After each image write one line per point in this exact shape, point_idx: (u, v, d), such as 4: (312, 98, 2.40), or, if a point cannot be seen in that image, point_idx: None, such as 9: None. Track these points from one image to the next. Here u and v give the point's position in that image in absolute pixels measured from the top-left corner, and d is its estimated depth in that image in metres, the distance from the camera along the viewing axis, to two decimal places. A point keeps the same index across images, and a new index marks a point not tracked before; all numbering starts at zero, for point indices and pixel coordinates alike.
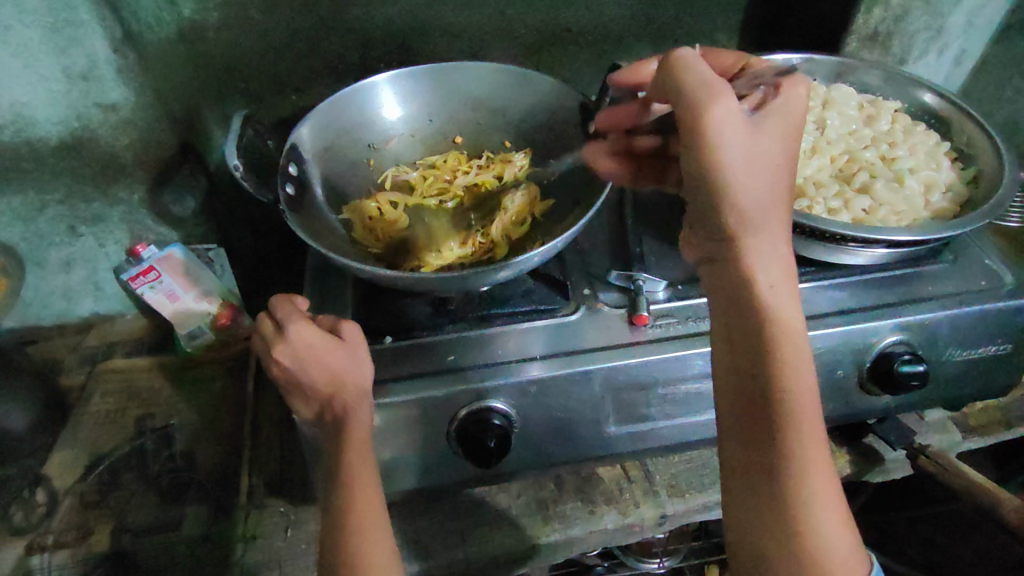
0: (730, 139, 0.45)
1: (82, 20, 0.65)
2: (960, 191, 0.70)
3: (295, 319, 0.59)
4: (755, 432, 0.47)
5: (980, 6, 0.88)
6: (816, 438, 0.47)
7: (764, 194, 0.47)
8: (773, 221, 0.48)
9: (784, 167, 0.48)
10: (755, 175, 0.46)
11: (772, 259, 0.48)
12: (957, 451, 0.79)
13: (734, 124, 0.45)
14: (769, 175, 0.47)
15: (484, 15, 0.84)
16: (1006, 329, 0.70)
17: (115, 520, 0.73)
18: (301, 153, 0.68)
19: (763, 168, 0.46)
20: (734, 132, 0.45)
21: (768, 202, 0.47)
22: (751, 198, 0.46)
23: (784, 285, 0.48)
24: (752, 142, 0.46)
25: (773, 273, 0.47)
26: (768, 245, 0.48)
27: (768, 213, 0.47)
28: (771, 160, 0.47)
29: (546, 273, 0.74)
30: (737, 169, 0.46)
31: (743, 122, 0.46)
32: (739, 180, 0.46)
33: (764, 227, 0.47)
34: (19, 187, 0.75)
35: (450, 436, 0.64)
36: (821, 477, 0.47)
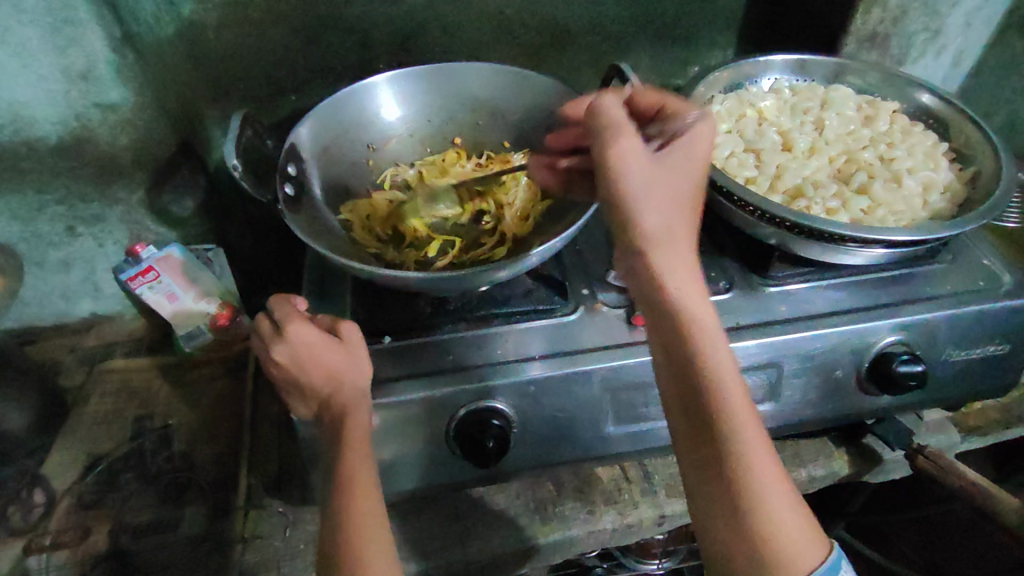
0: (631, 171, 0.51)
1: (80, 18, 0.66)
2: (958, 191, 0.70)
3: (293, 318, 0.59)
4: (691, 429, 0.51)
5: (977, 7, 0.88)
6: (746, 427, 0.50)
7: (668, 214, 0.52)
8: (680, 237, 0.53)
9: (687, 189, 0.53)
10: (657, 199, 0.52)
11: (683, 270, 0.52)
12: (956, 451, 0.79)
13: (632, 155, 0.51)
14: (671, 197, 0.52)
15: (482, 16, 0.85)
16: (1004, 329, 0.70)
17: (114, 520, 0.72)
18: (300, 153, 0.68)
19: (665, 194, 0.52)
20: (634, 164, 0.51)
21: (674, 221, 0.52)
22: (657, 219, 0.52)
23: (698, 291, 0.52)
24: (653, 172, 0.52)
25: (684, 281, 0.52)
26: (681, 257, 0.52)
27: (675, 230, 0.52)
28: (672, 184, 0.52)
29: (545, 273, 0.74)
30: (642, 195, 0.51)
31: (642, 155, 0.52)
32: (641, 203, 0.51)
33: (672, 242, 0.52)
34: (18, 187, 0.74)
35: (448, 436, 0.64)
36: (763, 463, 0.49)
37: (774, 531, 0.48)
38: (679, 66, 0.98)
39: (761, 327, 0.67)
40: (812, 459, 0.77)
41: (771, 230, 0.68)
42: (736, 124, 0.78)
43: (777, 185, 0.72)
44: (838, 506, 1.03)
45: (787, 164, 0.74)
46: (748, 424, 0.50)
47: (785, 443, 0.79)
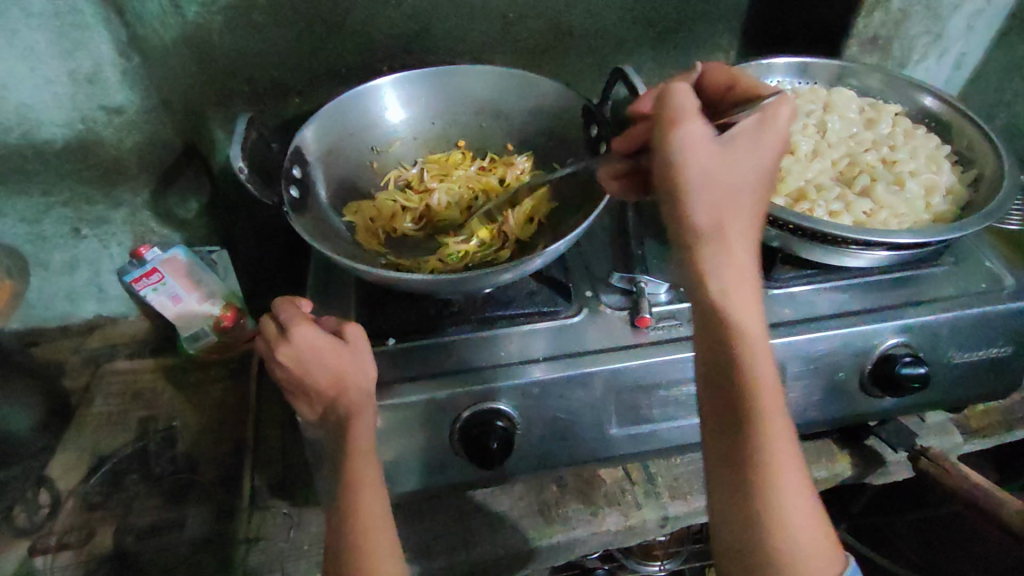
0: (695, 162, 0.48)
1: (86, 22, 0.67)
2: (960, 194, 0.71)
3: (297, 320, 0.59)
4: (724, 430, 0.51)
5: (979, 10, 0.88)
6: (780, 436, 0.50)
7: (727, 213, 0.50)
8: (736, 237, 0.50)
9: (750, 187, 0.50)
10: (717, 195, 0.49)
11: (735, 272, 0.50)
12: (958, 453, 0.79)
13: (697, 144, 0.48)
14: (732, 195, 0.49)
15: (486, 19, 0.85)
16: (1005, 332, 0.71)
17: (118, 521, 0.73)
18: (304, 156, 0.68)
19: (725, 190, 0.49)
20: (700, 154, 0.48)
21: (732, 220, 0.50)
22: (711, 214, 0.49)
23: (749, 296, 0.51)
24: (718, 164, 0.49)
25: (736, 285, 0.50)
26: (734, 259, 0.50)
27: (730, 230, 0.50)
28: (735, 180, 0.49)
29: (548, 275, 0.74)
30: (702, 190, 0.49)
31: (708, 144, 0.49)
32: (697, 196, 0.49)
33: (725, 244, 0.50)
34: (24, 189, 0.75)
35: (452, 437, 0.64)
36: (788, 471, 0.50)
37: (789, 533, 0.49)
38: (681, 69, 0.98)
39: (764, 329, 0.68)
40: (814, 461, 0.77)
41: (774, 233, 0.68)
42: None
43: (780, 187, 0.72)
44: (838, 508, 1.03)
45: (790, 167, 0.74)
46: (781, 432, 0.50)
47: None
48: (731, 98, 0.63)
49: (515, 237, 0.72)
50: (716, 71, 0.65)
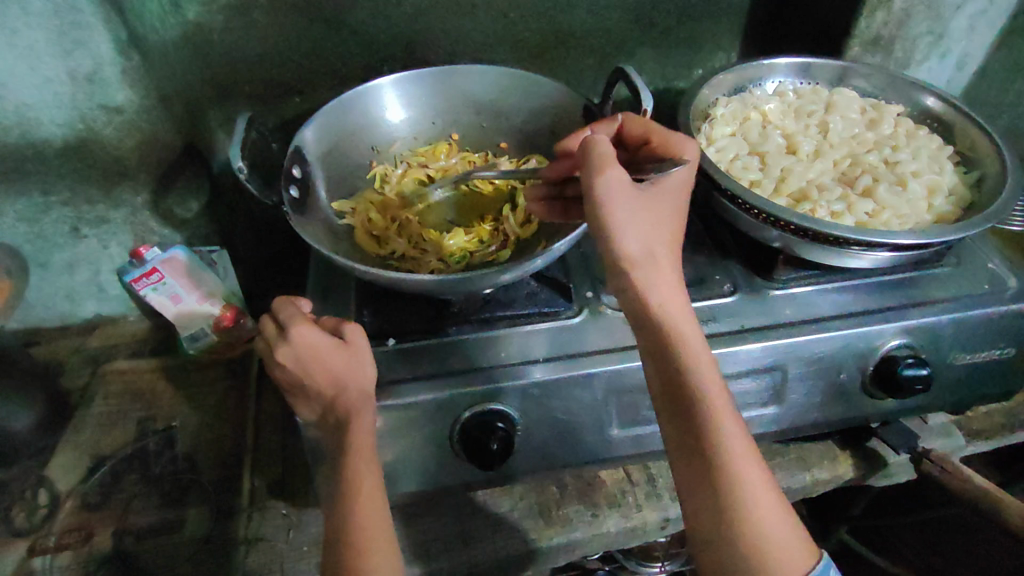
0: (617, 200, 0.51)
1: (87, 21, 0.65)
2: (963, 195, 0.70)
3: (298, 320, 0.59)
4: (681, 443, 0.52)
5: (982, 11, 0.88)
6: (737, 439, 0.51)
7: (654, 237, 0.53)
8: (664, 260, 0.53)
9: (669, 219, 0.54)
10: (641, 225, 0.52)
11: (668, 291, 0.53)
12: (960, 454, 0.79)
13: (617, 187, 0.51)
14: (653, 227, 0.53)
15: (487, 19, 0.85)
16: (1008, 333, 0.70)
17: (117, 522, 0.72)
18: (305, 156, 0.68)
19: (649, 219, 0.53)
20: (617, 197, 0.51)
21: (659, 244, 0.53)
22: (638, 243, 0.52)
23: (683, 308, 0.53)
24: (636, 202, 0.52)
25: (671, 302, 0.53)
26: (668, 280, 0.53)
27: (659, 251, 0.53)
28: (654, 214, 0.53)
29: (548, 275, 0.74)
30: (626, 222, 0.52)
31: (625, 188, 0.52)
32: (621, 228, 0.52)
33: (656, 261, 0.53)
34: (23, 189, 0.74)
35: (452, 438, 0.64)
36: (750, 471, 0.50)
37: (761, 536, 0.49)
38: (683, 69, 0.98)
39: (765, 330, 0.67)
40: (816, 463, 0.77)
41: (776, 233, 0.67)
42: (740, 127, 0.78)
43: (782, 188, 0.72)
44: (841, 510, 1.03)
45: (792, 168, 0.74)
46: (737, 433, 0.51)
47: (788, 446, 0.78)
48: (645, 152, 0.59)
49: (516, 237, 0.72)
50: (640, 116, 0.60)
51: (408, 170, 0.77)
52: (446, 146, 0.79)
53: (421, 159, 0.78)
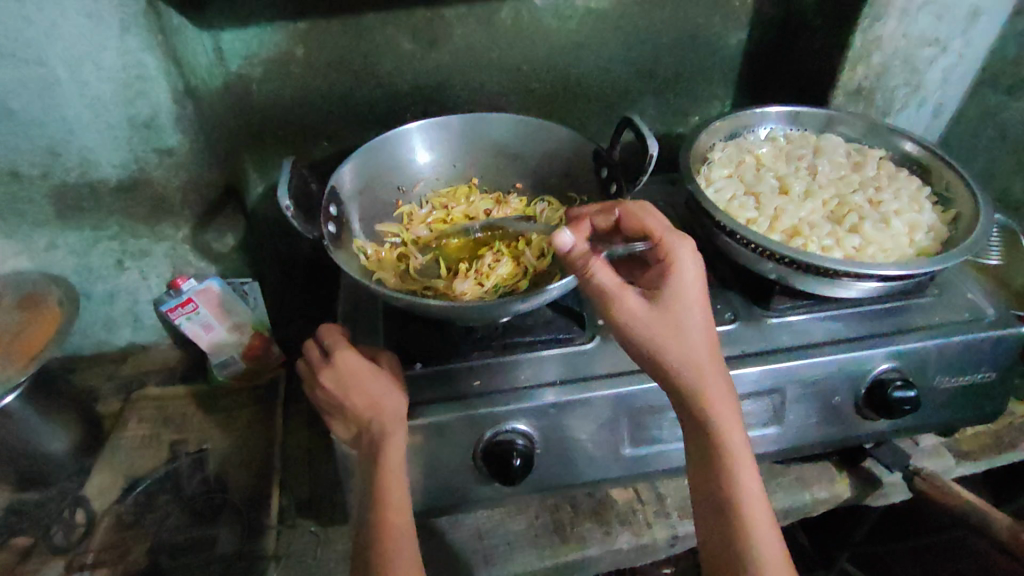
0: (642, 322, 0.58)
1: (151, 75, 0.70)
2: (941, 230, 0.77)
3: (340, 347, 0.66)
4: (713, 524, 0.61)
5: (953, 64, 0.96)
6: (761, 520, 0.60)
7: (692, 349, 0.59)
8: (709, 369, 0.60)
9: (700, 334, 0.60)
10: (682, 338, 0.59)
11: (716, 393, 0.60)
12: (951, 475, 0.84)
13: (637, 319, 0.58)
14: (688, 343, 0.59)
15: (502, 72, 0.94)
16: (989, 358, 0.76)
17: (151, 539, 0.76)
18: (340, 195, 0.74)
19: (679, 330, 0.59)
20: (636, 324, 0.58)
21: (701, 351, 0.59)
22: (680, 356, 0.59)
23: (727, 413, 0.60)
24: (660, 325, 0.58)
25: (718, 402, 0.60)
26: (714, 383, 0.60)
27: (698, 361, 0.59)
28: (687, 331, 0.59)
29: (562, 305, 0.80)
30: (661, 335, 0.58)
31: (643, 318, 0.58)
32: (659, 347, 0.58)
33: (698, 369, 0.59)
34: (77, 224, 0.79)
35: (476, 456, 0.69)
36: (773, 559, 0.58)
37: None
38: (680, 115, 1.07)
39: (764, 356, 0.73)
40: (815, 483, 0.81)
41: (772, 265, 0.73)
42: (736, 169, 0.85)
43: (776, 225, 0.78)
44: (842, 535, 1.07)
45: (784, 206, 0.80)
46: (762, 518, 0.60)
47: (788, 467, 0.83)
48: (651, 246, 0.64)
49: (533, 269, 0.77)
50: (640, 205, 0.64)
51: (432, 211, 0.83)
52: (465, 188, 0.85)
53: (443, 198, 0.84)
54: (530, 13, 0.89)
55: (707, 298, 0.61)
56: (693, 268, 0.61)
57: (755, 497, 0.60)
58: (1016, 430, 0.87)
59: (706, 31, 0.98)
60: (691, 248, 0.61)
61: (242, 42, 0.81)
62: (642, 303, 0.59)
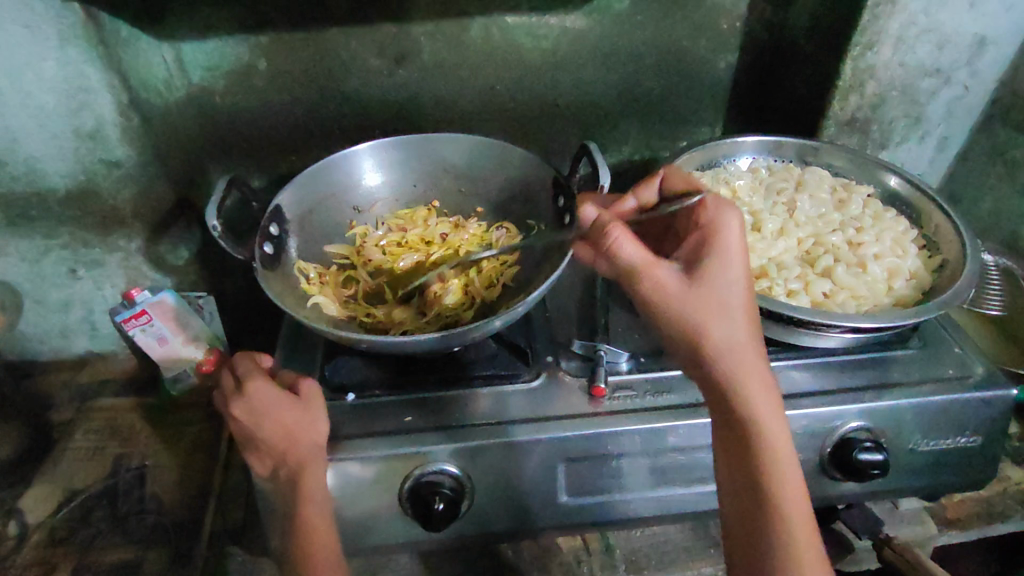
0: (677, 293, 0.54)
1: (92, 86, 0.69)
2: (923, 278, 0.71)
3: (254, 375, 0.64)
4: (739, 509, 0.55)
5: (958, 96, 0.89)
6: (795, 506, 0.54)
7: (727, 321, 0.55)
8: (743, 344, 0.55)
9: (738, 306, 0.55)
10: (720, 311, 0.54)
11: (750, 369, 0.55)
12: (932, 544, 0.76)
13: (671, 286, 0.54)
14: (725, 313, 0.54)
15: (474, 90, 0.91)
16: (973, 420, 0.69)
17: (77, 558, 0.74)
18: (283, 215, 0.72)
19: (724, 304, 0.54)
20: (671, 291, 0.54)
21: (741, 331, 0.55)
22: (716, 327, 0.54)
23: (762, 392, 0.55)
24: (696, 295, 0.54)
25: (752, 380, 0.55)
26: (748, 359, 0.55)
27: (741, 339, 0.55)
28: (726, 300, 0.54)
29: (511, 338, 0.76)
30: (703, 309, 0.54)
31: (678, 286, 0.54)
32: (694, 318, 0.54)
33: (736, 345, 0.55)
34: (28, 232, 0.79)
35: (400, 496, 0.65)
36: (806, 545, 0.53)
37: None
38: (667, 140, 1.02)
39: None
40: None
41: None
42: None
43: None
44: None
45: (754, 245, 0.75)
46: (797, 502, 0.55)
47: None
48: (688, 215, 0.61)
49: (481, 299, 0.73)
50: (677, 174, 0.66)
51: (387, 232, 0.80)
52: (423, 211, 0.81)
53: (399, 220, 0.81)
54: (501, 30, 0.86)
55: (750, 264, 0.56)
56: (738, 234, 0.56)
57: (789, 483, 0.55)
58: (1010, 497, 0.79)
59: (692, 54, 0.94)
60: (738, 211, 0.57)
61: (205, 55, 0.80)
62: (675, 271, 0.55)
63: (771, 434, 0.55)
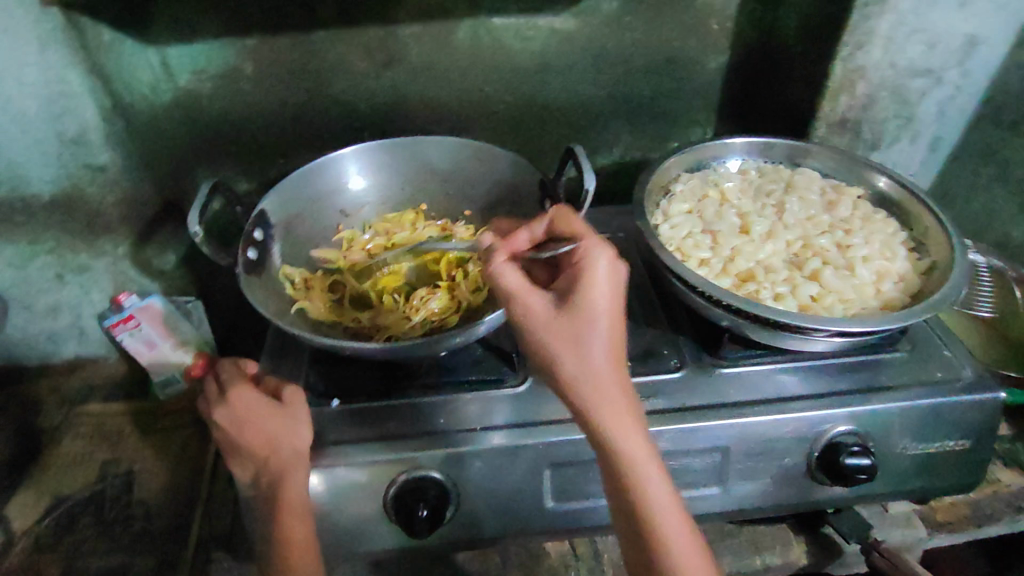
0: (537, 329, 0.51)
1: (74, 90, 0.71)
2: (912, 281, 0.70)
3: (237, 383, 0.64)
4: (628, 536, 0.54)
5: (949, 96, 0.89)
6: (680, 539, 0.53)
7: (590, 357, 0.51)
8: (609, 380, 0.51)
9: (601, 343, 0.51)
10: (581, 349, 0.51)
11: (615, 407, 0.52)
12: (922, 547, 0.76)
13: (533, 321, 0.52)
14: (583, 352, 0.51)
15: (463, 93, 0.90)
16: (962, 424, 0.69)
17: (64, 565, 0.74)
18: (268, 220, 0.72)
19: (583, 344, 0.50)
20: (533, 327, 0.52)
21: (604, 366, 0.51)
22: (573, 365, 0.51)
23: (633, 427, 0.52)
24: (554, 333, 0.51)
25: (620, 417, 0.52)
26: (614, 396, 0.52)
27: (601, 377, 0.51)
28: (582, 338, 0.50)
29: (498, 343, 0.76)
30: (559, 347, 0.51)
31: (540, 323, 0.51)
32: (554, 356, 0.51)
33: (601, 380, 0.51)
34: (13, 238, 0.79)
35: (384, 502, 0.64)
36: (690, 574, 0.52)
37: None
38: (658, 141, 1.01)
39: (706, 411, 0.67)
40: (767, 547, 0.75)
41: (719, 313, 0.68)
42: (697, 204, 0.80)
43: (729, 268, 0.72)
44: None
45: (741, 248, 0.74)
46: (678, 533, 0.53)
47: (740, 528, 0.77)
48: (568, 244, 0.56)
49: (467, 303, 0.73)
50: (570, 214, 0.58)
51: (374, 236, 0.79)
52: (411, 214, 0.81)
53: (387, 223, 0.80)
54: (489, 32, 0.86)
55: (615, 298, 0.51)
56: (599, 271, 0.51)
57: (667, 513, 0.53)
58: (1000, 500, 0.79)
59: (682, 55, 0.93)
60: (602, 248, 0.52)
61: (191, 59, 0.79)
62: (540, 307, 0.52)
63: (642, 472, 0.52)
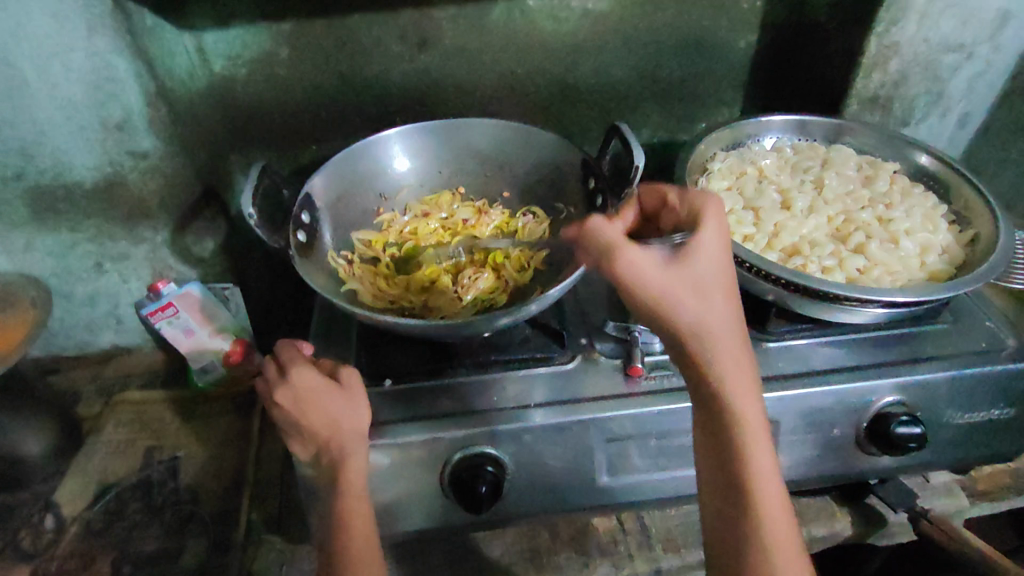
0: (650, 270, 0.54)
1: (120, 76, 0.69)
2: (956, 252, 0.71)
3: (297, 363, 0.64)
4: (715, 475, 0.54)
5: (980, 71, 0.89)
6: (769, 477, 0.53)
7: (701, 298, 0.54)
8: (716, 320, 0.54)
9: (710, 285, 0.54)
10: (690, 288, 0.53)
11: (719, 342, 0.54)
12: (963, 516, 0.77)
13: (645, 264, 0.54)
14: (694, 291, 0.54)
15: (496, 75, 0.90)
16: (1007, 393, 0.70)
17: (117, 550, 0.74)
18: (313, 202, 0.72)
19: (693, 283, 0.54)
20: (646, 269, 0.54)
21: (710, 305, 0.54)
22: (683, 303, 0.53)
23: (738, 367, 0.54)
24: (667, 273, 0.54)
25: (722, 354, 0.54)
26: (720, 335, 0.54)
27: (713, 321, 0.54)
28: (692, 278, 0.54)
29: (542, 322, 0.76)
30: (674, 288, 0.53)
31: (652, 265, 0.54)
32: (663, 295, 0.53)
33: (709, 318, 0.54)
34: (54, 226, 0.79)
35: (443, 480, 0.65)
36: (774, 507, 0.53)
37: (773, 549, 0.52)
38: (685, 122, 1.02)
39: (757, 384, 0.68)
40: (813, 518, 0.76)
41: (769, 286, 0.68)
42: (736, 181, 0.80)
43: (774, 243, 0.73)
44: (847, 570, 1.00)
45: (785, 223, 0.75)
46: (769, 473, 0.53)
47: None
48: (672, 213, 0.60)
49: (513, 283, 0.74)
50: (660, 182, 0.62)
51: (412, 219, 0.79)
52: (447, 196, 0.81)
53: (423, 206, 0.80)
54: (523, 13, 0.86)
55: (725, 245, 0.55)
56: (711, 223, 0.55)
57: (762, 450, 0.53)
58: None
59: (712, 34, 0.93)
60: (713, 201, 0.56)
61: (226, 44, 0.80)
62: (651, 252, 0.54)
63: (743, 409, 0.53)
